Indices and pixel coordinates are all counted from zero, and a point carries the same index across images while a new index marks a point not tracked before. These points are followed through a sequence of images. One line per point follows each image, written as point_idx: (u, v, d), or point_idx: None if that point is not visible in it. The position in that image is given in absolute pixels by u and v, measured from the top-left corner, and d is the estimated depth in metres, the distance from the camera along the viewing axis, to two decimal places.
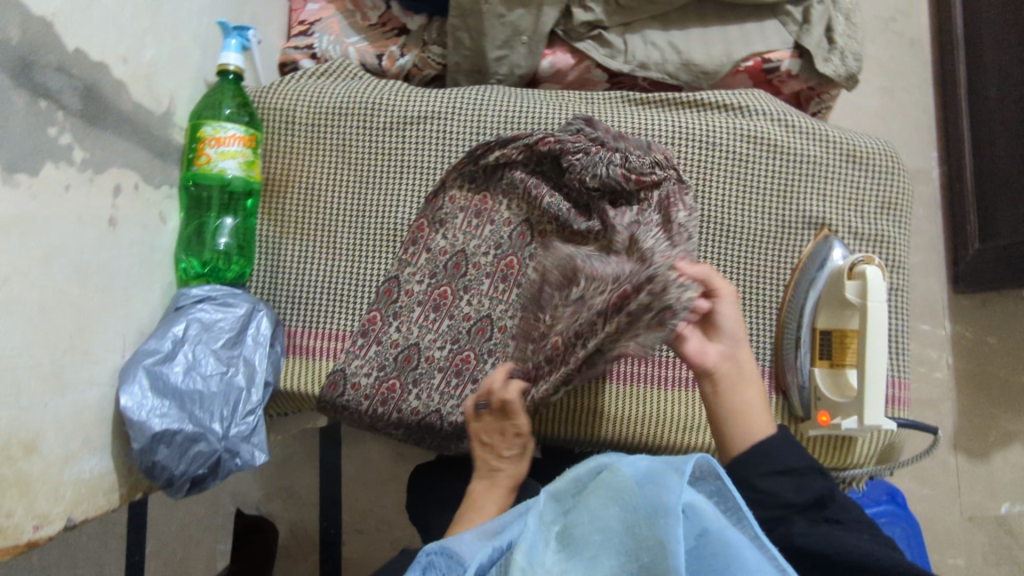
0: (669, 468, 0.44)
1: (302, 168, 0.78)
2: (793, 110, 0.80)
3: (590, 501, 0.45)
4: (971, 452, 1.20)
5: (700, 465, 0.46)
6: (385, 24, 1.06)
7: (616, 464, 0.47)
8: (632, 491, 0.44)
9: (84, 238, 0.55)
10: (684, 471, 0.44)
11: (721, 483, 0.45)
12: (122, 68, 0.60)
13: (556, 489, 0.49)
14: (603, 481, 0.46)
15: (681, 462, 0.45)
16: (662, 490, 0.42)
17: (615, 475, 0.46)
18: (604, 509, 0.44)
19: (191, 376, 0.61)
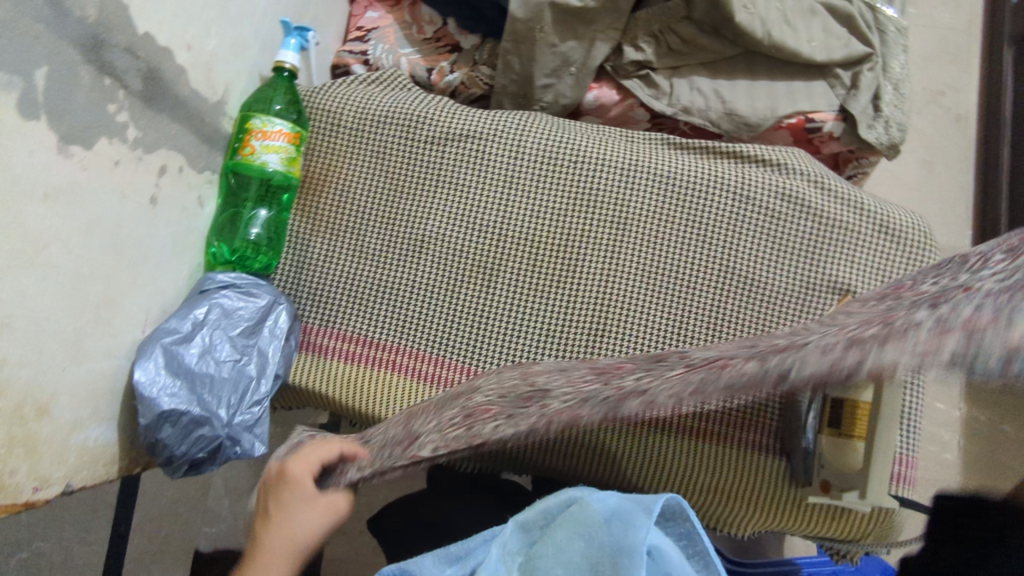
0: (636, 507, 0.48)
1: (341, 170, 0.80)
2: (831, 173, 0.80)
3: (556, 534, 0.49)
4: None
5: (672, 506, 0.50)
6: (439, 40, 1.08)
7: (584, 499, 0.51)
8: (600, 528, 0.48)
9: (125, 213, 0.56)
10: (651, 511, 0.47)
11: (691, 526, 0.49)
12: (185, 55, 0.62)
13: (522, 522, 0.52)
14: (571, 516, 0.50)
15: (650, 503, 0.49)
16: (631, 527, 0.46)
17: (583, 511, 0.50)
18: (568, 543, 0.48)
19: (205, 359, 0.62)
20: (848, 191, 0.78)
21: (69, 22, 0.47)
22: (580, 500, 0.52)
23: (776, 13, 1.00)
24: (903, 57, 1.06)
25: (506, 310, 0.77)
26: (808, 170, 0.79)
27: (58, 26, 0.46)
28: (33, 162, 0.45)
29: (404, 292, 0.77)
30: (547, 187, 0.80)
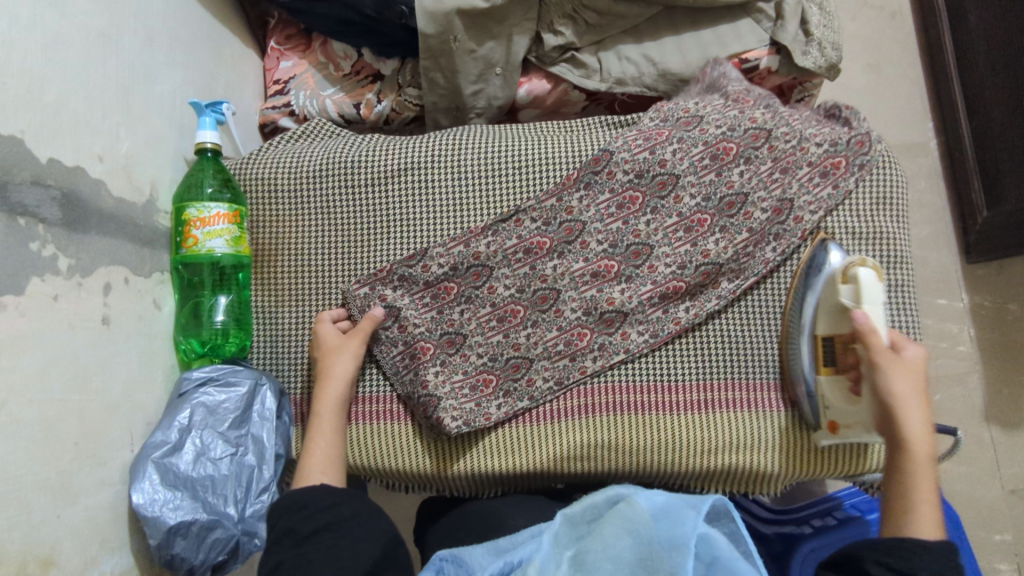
0: (685, 505, 0.49)
1: (291, 235, 0.79)
2: (777, 115, 0.78)
3: (604, 530, 0.49)
4: (1005, 422, 1.20)
5: (717, 507, 0.51)
6: (359, 72, 1.06)
7: (631, 496, 0.51)
8: (647, 526, 0.48)
9: (78, 343, 0.55)
10: (699, 509, 0.48)
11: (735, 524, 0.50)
12: (100, 166, 0.60)
13: (570, 515, 0.53)
14: (619, 512, 0.50)
15: (699, 501, 0.50)
16: (680, 525, 0.47)
17: (632, 507, 0.50)
18: (617, 540, 0.47)
19: (201, 462, 0.62)
20: (796, 127, 0.77)
21: None
22: (628, 496, 0.51)
23: None
24: None
25: (491, 328, 0.77)
26: (752, 116, 0.78)
27: None
28: None
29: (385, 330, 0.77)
30: (495, 198, 0.80)
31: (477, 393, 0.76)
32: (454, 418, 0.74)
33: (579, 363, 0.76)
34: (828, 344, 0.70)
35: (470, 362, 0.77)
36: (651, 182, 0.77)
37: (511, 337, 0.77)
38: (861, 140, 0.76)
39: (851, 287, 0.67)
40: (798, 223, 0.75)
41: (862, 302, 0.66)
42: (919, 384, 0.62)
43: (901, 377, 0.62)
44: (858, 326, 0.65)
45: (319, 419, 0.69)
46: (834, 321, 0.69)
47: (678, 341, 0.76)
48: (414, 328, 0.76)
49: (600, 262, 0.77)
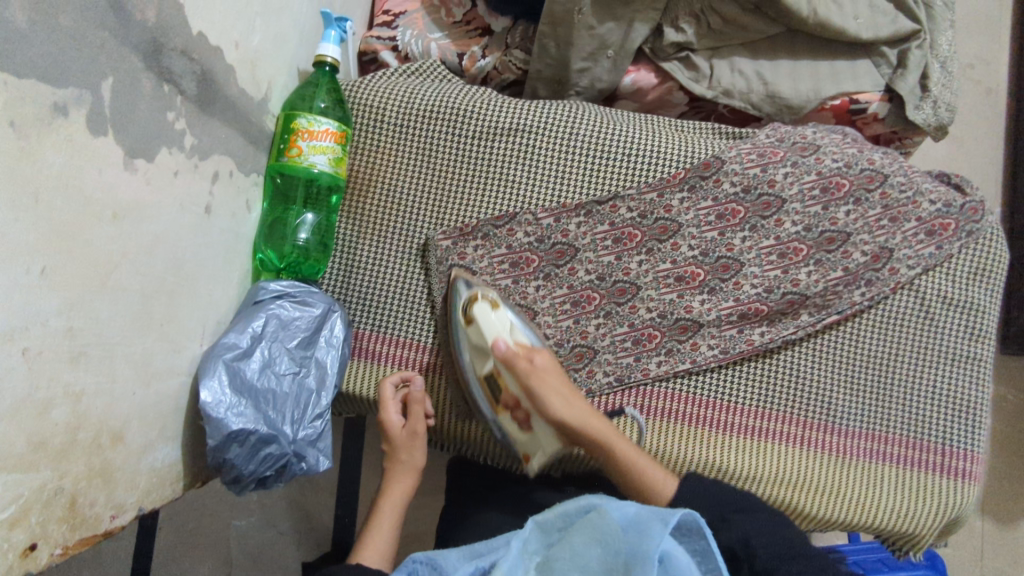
0: (653, 518, 0.48)
1: (388, 168, 0.77)
2: (894, 162, 0.77)
3: (573, 538, 0.48)
4: (1000, 517, 1.20)
5: (687, 523, 0.49)
6: (469, 23, 1.04)
7: (603, 507, 0.51)
8: (617, 537, 0.47)
9: (183, 227, 0.54)
10: (667, 522, 0.47)
11: (704, 542, 0.47)
12: (234, 53, 0.59)
13: (542, 521, 0.52)
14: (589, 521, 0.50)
15: (667, 514, 0.48)
16: (646, 539, 0.46)
17: (603, 518, 0.49)
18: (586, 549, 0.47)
19: (267, 374, 0.61)
20: (912, 178, 0.76)
21: (132, 27, 0.44)
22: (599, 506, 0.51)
23: None
24: (950, 32, 1.02)
25: (560, 310, 0.76)
26: (871, 157, 0.76)
27: (122, 33, 0.43)
28: (102, 182, 0.42)
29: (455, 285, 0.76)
30: (597, 180, 0.78)
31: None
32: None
33: (642, 364, 0.75)
34: (490, 384, 0.71)
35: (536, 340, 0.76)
36: (756, 201, 0.76)
37: (576, 321, 0.76)
38: (974, 208, 0.75)
39: (477, 331, 0.70)
40: (893, 274, 0.74)
41: (487, 336, 0.68)
42: (561, 380, 0.69)
43: (549, 392, 0.66)
44: (500, 354, 0.67)
45: (379, 516, 0.70)
46: (479, 359, 0.71)
47: (749, 363, 0.75)
48: None
49: (687, 268, 0.76)
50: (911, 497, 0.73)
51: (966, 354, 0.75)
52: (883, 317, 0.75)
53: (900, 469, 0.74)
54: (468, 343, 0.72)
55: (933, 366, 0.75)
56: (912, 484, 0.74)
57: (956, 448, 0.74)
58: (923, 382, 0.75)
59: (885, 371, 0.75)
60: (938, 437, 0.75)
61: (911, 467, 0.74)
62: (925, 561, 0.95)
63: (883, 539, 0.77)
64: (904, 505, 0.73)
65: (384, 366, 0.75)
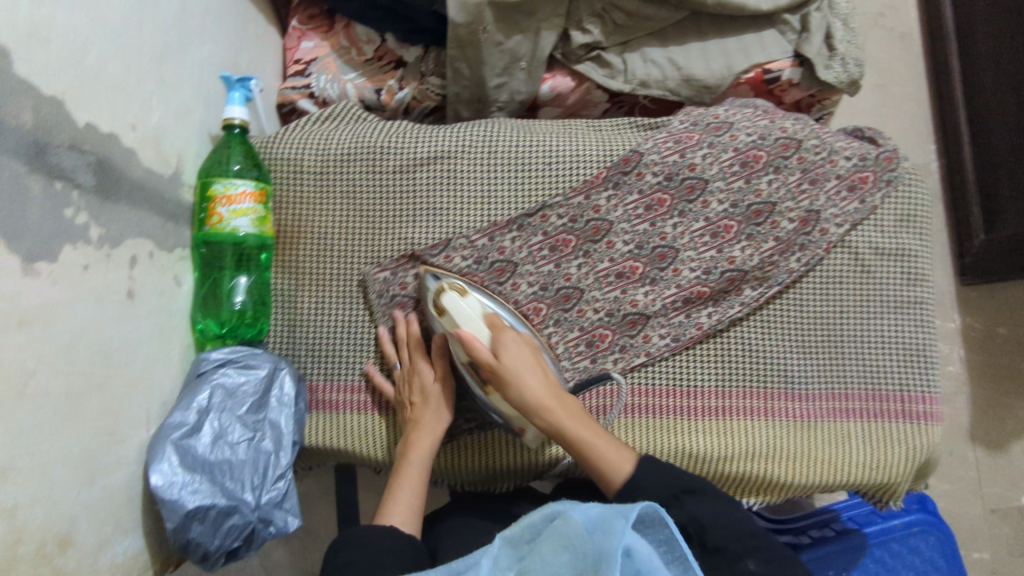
0: (615, 514, 0.46)
1: (314, 218, 0.77)
2: (806, 127, 0.78)
3: (542, 549, 0.47)
4: (989, 444, 1.23)
5: (649, 514, 0.48)
6: (381, 58, 1.05)
7: (566, 512, 0.48)
8: (582, 538, 0.46)
9: (103, 317, 0.53)
10: (629, 517, 0.46)
11: (670, 533, 0.47)
12: (132, 135, 0.59)
13: (510, 537, 0.49)
14: (555, 529, 0.48)
15: (628, 509, 0.47)
16: (609, 535, 0.45)
17: (567, 524, 0.47)
18: (555, 557, 0.46)
19: (219, 445, 0.61)
20: (826, 139, 0.78)
21: (7, 134, 0.44)
22: (563, 512, 0.49)
23: None
24: None
25: None
26: (783, 125, 0.78)
27: None
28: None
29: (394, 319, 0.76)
30: (523, 194, 0.78)
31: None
32: (469, 420, 0.75)
33: (600, 365, 0.76)
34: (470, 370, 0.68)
35: None
36: (680, 186, 0.77)
37: None
38: (889, 156, 0.78)
39: (450, 316, 0.68)
40: (823, 235, 0.76)
41: (458, 324, 0.66)
42: (536, 364, 0.65)
43: (523, 373, 0.63)
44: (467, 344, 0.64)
45: (402, 473, 0.67)
46: (458, 347, 0.68)
47: (702, 345, 0.76)
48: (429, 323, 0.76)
49: (625, 263, 0.77)
50: (880, 449, 0.75)
51: (908, 298, 0.77)
52: (821, 278, 0.77)
53: (865, 423, 0.75)
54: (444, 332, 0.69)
55: (879, 316, 0.77)
56: (878, 436, 0.75)
57: (914, 392, 0.76)
58: (870, 333, 0.77)
59: (831, 329, 0.76)
60: (894, 384, 0.76)
61: (875, 418, 0.75)
62: (916, 505, 0.97)
63: (862, 493, 0.78)
64: (873, 457, 0.74)
65: (343, 413, 0.75)
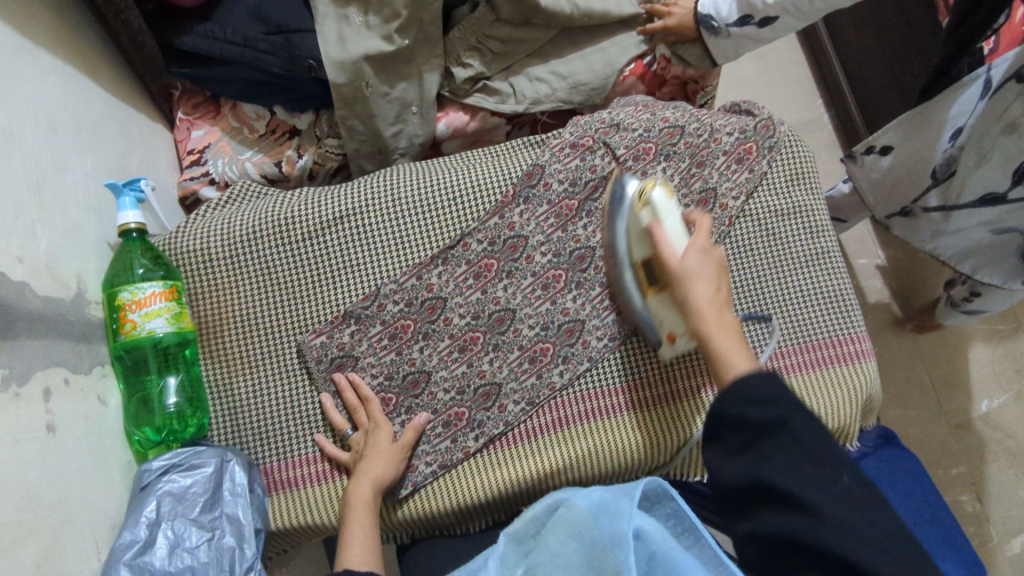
0: (620, 497, 0.55)
1: (232, 302, 0.77)
2: (686, 115, 0.83)
3: (551, 539, 0.55)
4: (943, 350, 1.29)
5: (655, 490, 0.56)
6: (275, 130, 1.05)
7: (570, 499, 0.57)
8: (591, 524, 0.54)
9: (25, 458, 0.52)
10: (633, 497, 0.54)
11: (674, 504, 0.55)
12: (20, 267, 0.57)
13: (514, 533, 0.58)
14: (562, 518, 0.56)
15: (631, 490, 0.55)
16: (616, 518, 0.53)
17: (572, 511, 0.56)
18: (564, 546, 0.54)
19: (177, 554, 0.60)
20: (706, 121, 0.82)
21: None
22: (567, 500, 0.58)
23: None
24: None
25: (449, 361, 0.76)
26: (664, 116, 0.82)
27: None
28: None
29: (334, 384, 0.75)
30: (435, 231, 0.79)
31: (451, 429, 0.75)
32: (429, 463, 0.74)
33: (545, 379, 0.76)
34: (642, 268, 0.70)
35: (440, 401, 0.76)
36: (584, 190, 0.80)
37: (469, 367, 0.76)
38: (766, 124, 0.82)
39: (648, 209, 0.67)
40: (724, 209, 0.79)
41: (658, 216, 0.66)
42: (716, 276, 0.62)
43: (696, 279, 0.60)
44: (654, 233, 0.64)
45: (351, 524, 0.66)
46: (642, 245, 0.69)
47: (636, 340, 0.78)
48: (372, 379, 0.76)
49: (548, 275, 0.78)
50: (824, 396, 0.77)
51: (814, 250, 0.82)
52: (730, 249, 0.80)
53: (805, 375, 0.78)
54: (630, 229, 0.71)
55: (792, 271, 0.81)
56: (819, 384, 0.77)
57: (841, 335, 0.80)
58: (789, 289, 0.80)
59: (752, 294, 0.80)
60: (822, 332, 0.80)
61: (814, 367, 0.78)
62: (879, 439, 1.01)
63: None
64: (819, 405, 0.77)
65: (303, 489, 0.73)
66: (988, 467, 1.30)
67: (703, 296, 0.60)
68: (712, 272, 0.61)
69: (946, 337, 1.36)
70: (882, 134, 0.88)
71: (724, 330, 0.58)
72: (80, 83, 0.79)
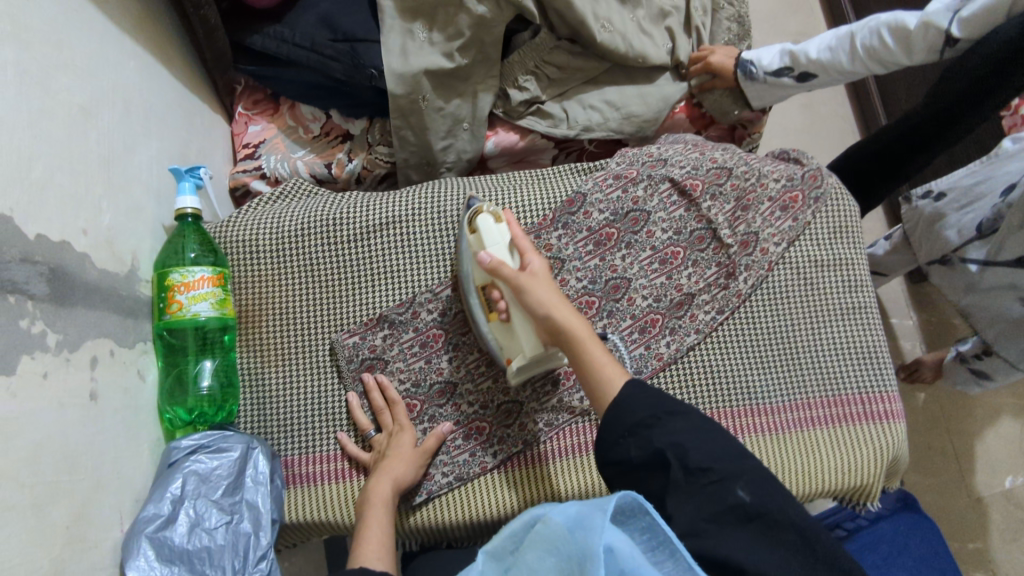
0: (593, 509, 0.46)
1: (273, 294, 0.79)
2: (735, 158, 0.83)
3: (527, 556, 0.47)
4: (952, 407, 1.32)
5: (631, 501, 0.46)
6: (329, 133, 1.08)
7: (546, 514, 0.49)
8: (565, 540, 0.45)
9: (67, 421, 0.53)
10: (607, 510, 0.45)
11: (651, 519, 0.46)
12: (84, 239, 0.60)
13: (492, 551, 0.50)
14: (538, 534, 0.48)
15: (604, 500, 0.46)
16: (589, 533, 0.44)
17: (548, 526, 0.47)
18: (542, 562, 0.46)
19: (196, 534, 0.60)
20: (753, 166, 0.83)
21: None
22: (544, 515, 0.49)
23: (632, 23, 1.03)
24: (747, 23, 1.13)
25: (476, 374, 0.77)
26: (712, 157, 0.83)
27: None
28: None
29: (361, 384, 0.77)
30: None
31: (470, 442, 0.76)
32: (446, 473, 0.75)
33: (568, 403, 0.77)
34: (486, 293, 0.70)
35: (463, 412, 0.77)
36: (625, 219, 0.81)
37: (493, 384, 0.77)
38: (814, 174, 0.83)
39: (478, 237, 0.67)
40: (764, 254, 0.80)
41: (484, 247, 0.66)
42: (553, 288, 0.64)
43: (535, 288, 0.62)
44: (486, 266, 0.64)
45: (367, 526, 0.66)
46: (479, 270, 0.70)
47: (665, 375, 0.78)
48: (400, 383, 0.77)
49: (581, 299, 0.78)
50: (849, 453, 0.76)
51: (851, 305, 0.81)
52: (766, 293, 0.80)
53: (831, 429, 0.77)
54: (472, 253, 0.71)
55: (827, 322, 0.80)
56: (845, 440, 0.77)
57: (873, 393, 0.79)
58: (822, 341, 0.80)
59: (785, 341, 0.80)
60: (852, 388, 0.79)
61: (842, 422, 0.77)
62: (899, 503, 0.99)
63: (840, 498, 0.80)
64: (844, 461, 0.76)
65: (320, 484, 0.74)
66: (1010, 548, 1.26)
67: (547, 301, 0.62)
68: (547, 277, 0.64)
69: (974, 409, 1.33)
70: (955, 183, 0.88)
71: (583, 332, 0.61)
72: (154, 71, 0.82)
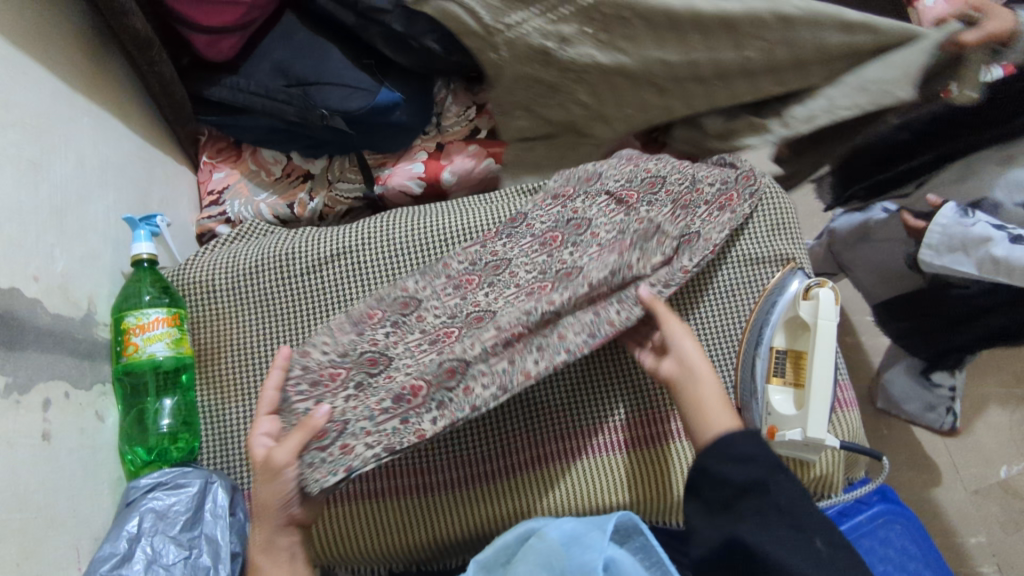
0: (591, 529, 0.59)
1: (232, 331, 0.81)
2: (673, 164, 0.86)
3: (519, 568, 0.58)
4: None
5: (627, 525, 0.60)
6: (290, 174, 1.11)
7: (541, 529, 0.61)
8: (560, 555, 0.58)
9: (18, 461, 0.55)
10: (603, 529, 0.58)
11: (643, 538, 0.58)
12: (35, 286, 0.62)
13: (485, 560, 0.60)
14: (533, 547, 0.59)
15: (603, 522, 0.59)
16: (587, 550, 0.57)
17: (542, 540, 0.59)
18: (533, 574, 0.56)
19: (153, 570, 0.61)
20: (688, 172, 0.86)
21: None
22: (538, 529, 0.61)
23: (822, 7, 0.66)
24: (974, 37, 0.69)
25: (417, 347, 0.73)
26: (648, 167, 0.86)
27: None
28: None
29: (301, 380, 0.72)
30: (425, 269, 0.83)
31: (402, 404, 0.66)
32: (372, 443, 0.63)
33: (524, 367, 0.67)
34: (794, 359, 0.73)
35: (398, 377, 0.69)
36: (568, 225, 0.82)
37: (433, 354, 0.71)
38: (746, 176, 0.86)
39: (810, 305, 0.72)
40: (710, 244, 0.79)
41: (821, 319, 0.70)
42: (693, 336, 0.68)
43: (685, 337, 0.67)
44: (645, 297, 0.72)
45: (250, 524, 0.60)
46: (797, 337, 0.74)
47: (619, 380, 0.79)
48: (322, 356, 0.72)
49: (533, 285, 0.75)
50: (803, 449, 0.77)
51: None
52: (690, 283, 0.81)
53: None
54: (783, 322, 0.76)
55: None
56: None
57: None
58: None
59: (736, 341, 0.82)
60: None
61: None
62: (876, 495, 0.96)
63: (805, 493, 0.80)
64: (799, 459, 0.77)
65: None
66: (1011, 540, 1.24)
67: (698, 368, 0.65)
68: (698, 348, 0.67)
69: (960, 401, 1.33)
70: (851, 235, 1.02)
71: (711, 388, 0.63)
72: (112, 127, 0.86)
